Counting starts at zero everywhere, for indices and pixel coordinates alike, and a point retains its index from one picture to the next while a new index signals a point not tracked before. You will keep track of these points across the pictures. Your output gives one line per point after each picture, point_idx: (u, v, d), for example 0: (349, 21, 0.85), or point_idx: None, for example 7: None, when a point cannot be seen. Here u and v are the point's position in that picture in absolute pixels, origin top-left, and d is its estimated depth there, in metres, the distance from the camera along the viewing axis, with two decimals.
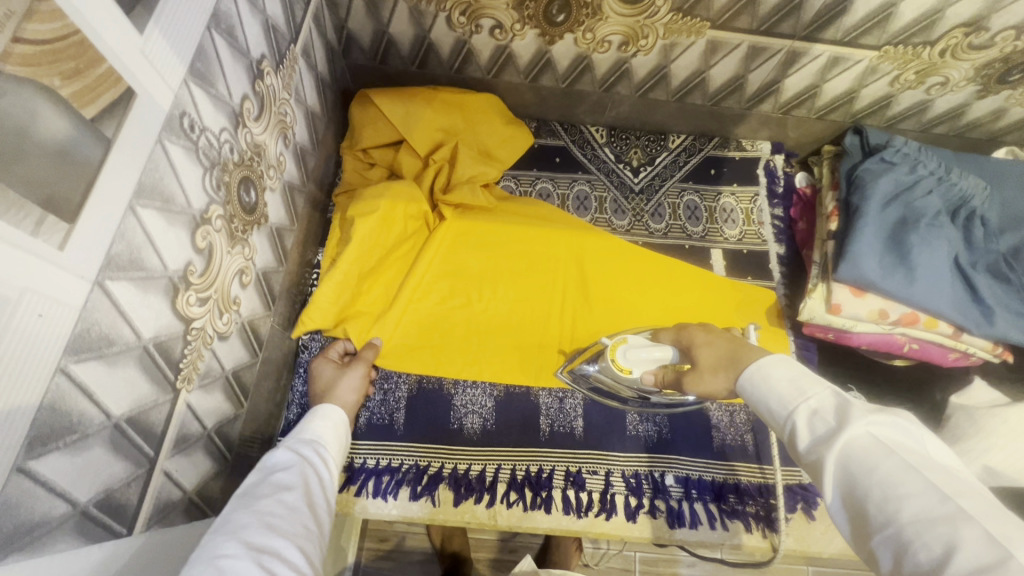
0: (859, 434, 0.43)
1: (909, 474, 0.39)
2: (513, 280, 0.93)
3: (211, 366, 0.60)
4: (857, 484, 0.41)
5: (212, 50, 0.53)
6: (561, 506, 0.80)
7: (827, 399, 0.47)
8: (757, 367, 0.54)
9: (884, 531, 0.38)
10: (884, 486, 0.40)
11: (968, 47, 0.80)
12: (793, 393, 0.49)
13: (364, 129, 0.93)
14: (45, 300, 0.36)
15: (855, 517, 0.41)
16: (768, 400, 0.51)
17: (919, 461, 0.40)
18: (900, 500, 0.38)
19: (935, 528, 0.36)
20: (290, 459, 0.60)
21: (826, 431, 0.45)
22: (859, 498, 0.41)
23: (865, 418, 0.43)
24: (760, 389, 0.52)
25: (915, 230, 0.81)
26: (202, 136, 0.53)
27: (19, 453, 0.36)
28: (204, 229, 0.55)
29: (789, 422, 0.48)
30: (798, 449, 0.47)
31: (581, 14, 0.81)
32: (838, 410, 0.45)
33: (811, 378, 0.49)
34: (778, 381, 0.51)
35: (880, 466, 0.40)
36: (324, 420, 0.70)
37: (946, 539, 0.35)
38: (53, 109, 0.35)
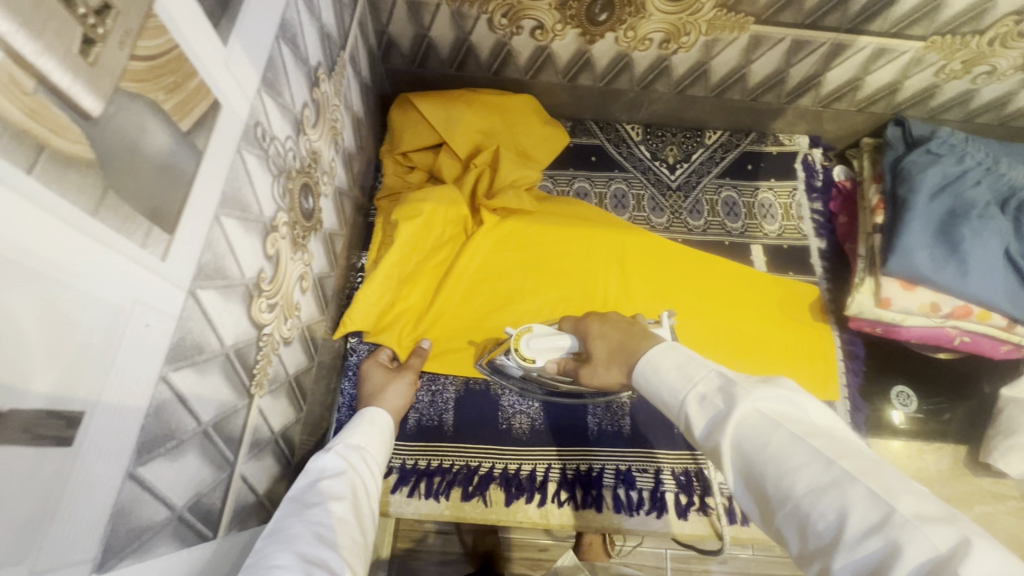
0: (748, 412, 0.43)
1: (796, 444, 0.40)
2: (554, 279, 0.93)
3: (278, 371, 0.61)
4: (754, 465, 0.41)
5: (280, 60, 0.54)
6: (612, 504, 0.80)
7: (712, 381, 0.47)
8: (647, 359, 0.54)
9: (783, 507, 0.39)
10: (776, 462, 0.40)
11: (1018, 35, 0.79)
12: (681, 380, 0.49)
13: (405, 133, 0.94)
14: (151, 310, 0.37)
15: (758, 497, 0.42)
16: (660, 391, 0.51)
17: (802, 430, 0.41)
18: (793, 474, 0.39)
19: (827, 496, 0.37)
20: (339, 463, 0.61)
21: (715, 415, 0.45)
22: (757, 478, 0.41)
23: (751, 395, 0.44)
24: (652, 381, 0.52)
25: (966, 221, 0.80)
26: (272, 145, 0.54)
27: (130, 459, 0.37)
28: (273, 237, 0.56)
29: (683, 414, 0.48)
30: (696, 437, 0.47)
31: (624, 13, 0.81)
32: (723, 392, 0.46)
33: (697, 364, 0.50)
34: (667, 369, 0.51)
35: (769, 442, 0.41)
36: (363, 424, 0.70)
37: (837, 505, 0.36)
38: (158, 124, 0.36)
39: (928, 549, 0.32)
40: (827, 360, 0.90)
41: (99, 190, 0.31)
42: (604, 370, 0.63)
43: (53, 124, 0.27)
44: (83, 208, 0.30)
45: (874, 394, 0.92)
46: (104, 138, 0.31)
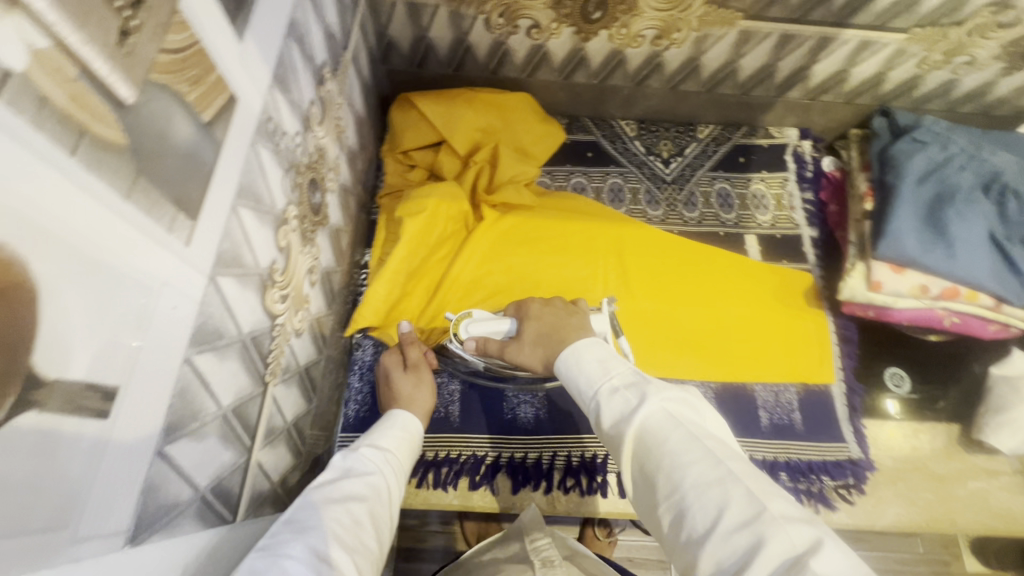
0: (655, 411, 0.47)
1: (693, 443, 0.43)
2: (553, 275, 0.94)
3: (290, 361, 0.63)
4: (650, 457, 0.45)
5: (290, 58, 0.56)
6: (617, 490, 0.82)
7: (627, 377, 0.51)
8: (573, 349, 0.57)
9: (668, 498, 0.42)
10: (672, 458, 0.43)
11: (995, 25, 0.82)
12: (599, 372, 0.52)
13: (405, 132, 0.96)
14: (178, 293, 0.39)
15: (645, 488, 0.45)
16: (578, 380, 0.54)
17: (699, 433, 0.45)
18: (684, 468, 0.42)
19: (711, 491, 0.40)
20: (368, 465, 0.58)
21: (626, 408, 0.48)
22: (651, 470, 0.44)
23: (660, 394, 0.47)
24: (572, 370, 0.55)
25: (952, 205, 0.83)
26: (283, 139, 0.56)
27: (159, 437, 0.38)
28: (285, 229, 0.57)
29: (595, 403, 0.51)
30: (602, 426, 0.50)
31: (617, 10, 0.84)
32: (636, 388, 0.49)
33: (613, 361, 0.53)
34: (587, 360, 0.54)
35: (669, 439, 0.44)
36: (393, 428, 0.67)
37: (718, 501, 0.40)
38: (183, 115, 0.37)
39: (787, 545, 0.36)
40: (822, 345, 0.93)
41: (132, 174, 0.33)
42: (530, 351, 0.68)
43: (93, 110, 0.29)
44: (118, 191, 0.32)
45: (868, 377, 0.94)
46: (135, 126, 0.33)
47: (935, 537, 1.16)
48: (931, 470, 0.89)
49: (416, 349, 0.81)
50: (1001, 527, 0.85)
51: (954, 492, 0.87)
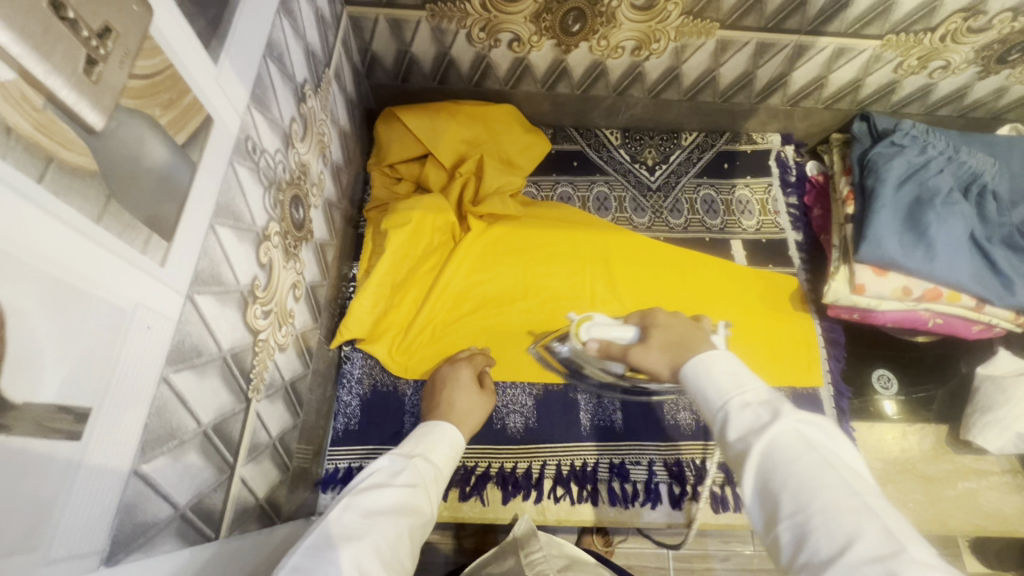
0: (786, 430, 0.42)
1: (829, 469, 0.39)
2: (540, 285, 0.95)
3: (274, 376, 0.63)
4: (776, 474, 0.41)
5: (268, 77, 0.57)
6: (607, 498, 0.82)
7: (760, 394, 0.46)
8: (702, 356, 0.52)
9: (793, 520, 0.39)
10: (800, 480, 0.39)
11: (968, 30, 0.84)
12: (731, 384, 0.47)
13: (391, 146, 0.97)
14: (152, 313, 0.39)
15: (765, 504, 0.41)
16: (705, 389, 0.49)
17: (836, 460, 0.40)
18: (816, 491, 0.38)
19: (842, 518, 0.37)
20: (415, 476, 0.56)
21: (757, 422, 0.44)
22: (774, 489, 0.40)
23: (795, 414, 0.43)
24: (700, 378, 0.50)
25: (932, 208, 0.84)
26: (262, 157, 0.56)
27: (135, 455, 0.39)
28: (266, 245, 0.58)
29: (721, 412, 0.46)
30: (725, 437, 0.45)
31: (596, 23, 0.85)
32: (769, 404, 0.45)
33: (749, 374, 0.48)
34: (720, 367, 0.49)
35: (801, 459, 0.40)
36: (442, 439, 0.63)
37: (849, 530, 0.36)
38: (156, 139, 0.38)
39: None
40: (809, 347, 0.93)
41: (103, 198, 0.33)
42: (657, 355, 0.61)
43: (61, 137, 0.30)
44: (88, 215, 0.32)
45: (855, 379, 0.95)
46: (105, 150, 0.33)
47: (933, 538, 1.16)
48: (920, 471, 0.89)
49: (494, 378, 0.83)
50: (990, 526, 0.85)
51: (943, 493, 0.87)
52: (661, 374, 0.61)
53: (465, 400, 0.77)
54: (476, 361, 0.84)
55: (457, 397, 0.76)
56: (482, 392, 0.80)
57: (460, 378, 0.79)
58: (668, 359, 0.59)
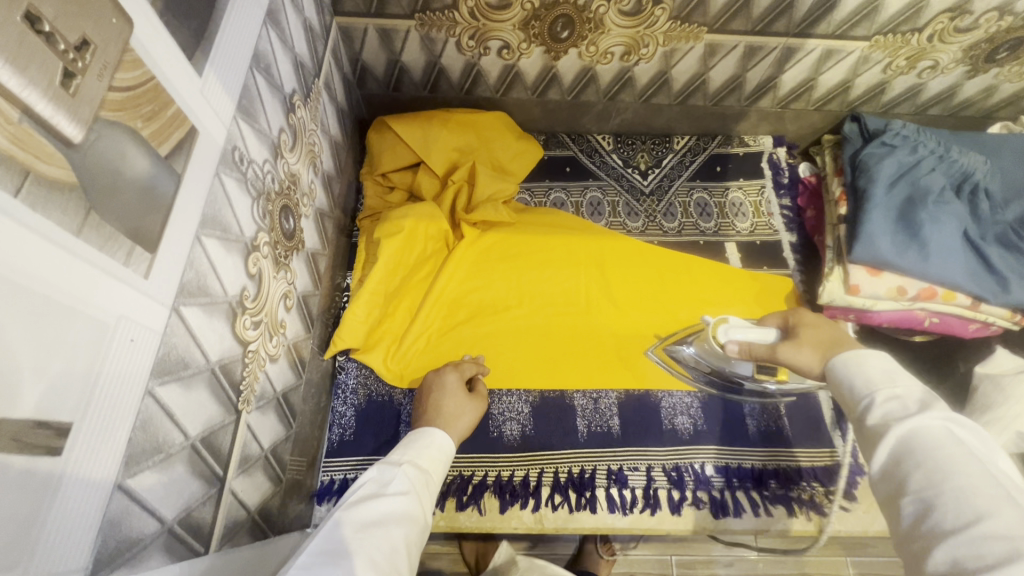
0: (933, 425, 0.40)
1: (975, 461, 0.38)
2: (535, 291, 0.95)
3: (266, 388, 0.63)
4: (911, 455, 0.40)
5: (255, 88, 0.57)
6: (606, 505, 0.82)
7: (916, 391, 0.43)
8: (855, 352, 0.50)
9: (919, 496, 0.38)
10: (937, 466, 0.38)
11: (954, 30, 0.84)
12: (881, 377, 0.45)
13: (383, 155, 0.97)
14: (135, 325, 0.39)
15: (890, 484, 0.41)
16: (852, 380, 0.48)
17: (985, 455, 0.38)
18: (950, 473, 0.37)
19: (976, 502, 0.35)
20: (405, 484, 0.56)
21: (901, 412, 0.42)
22: (905, 470, 0.40)
23: (945, 411, 0.41)
24: (847, 368, 0.49)
25: (924, 207, 0.84)
26: (250, 168, 0.56)
27: (119, 470, 0.38)
28: (255, 255, 0.58)
29: (865, 398, 0.45)
30: (864, 421, 0.44)
31: (584, 29, 0.85)
32: (922, 401, 0.42)
33: (907, 375, 0.46)
34: (872, 363, 0.47)
35: (943, 447, 0.39)
36: (429, 446, 0.64)
37: (983, 514, 0.35)
38: (139, 150, 0.38)
39: None
40: None
41: (82, 211, 0.33)
42: (809, 352, 0.57)
43: (38, 150, 0.30)
44: (68, 228, 0.32)
45: None
46: (86, 162, 0.33)
47: None
48: None
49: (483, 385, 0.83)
50: None
51: None
52: (811, 375, 0.56)
53: (454, 404, 0.76)
54: (465, 365, 0.84)
55: (446, 401, 0.76)
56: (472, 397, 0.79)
57: (448, 382, 0.79)
58: (823, 355, 0.55)
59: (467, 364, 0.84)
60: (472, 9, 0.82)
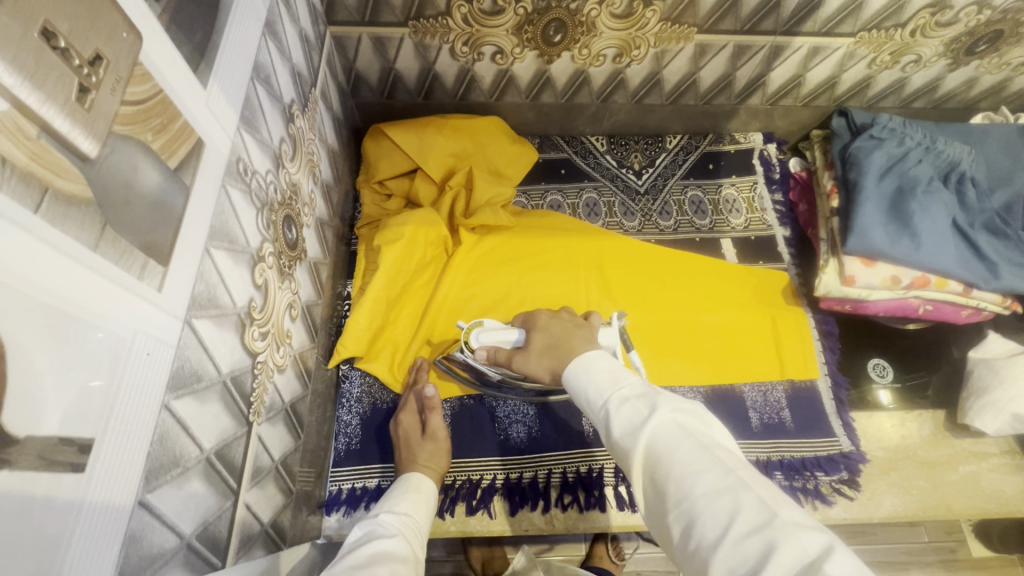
0: (664, 422, 0.45)
1: (705, 451, 0.42)
2: (535, 293, 0.95)
3: (274, 398, 0.62)
4: (661, 467, 0.43)
5: (256, 99, 0.57)
6: (615, 503, 0.82)
7: (637, 387, 0.50)
8: (580, 361, 0.57)
9: (678, 509, 0.40)
10: (681, 467, 0.42)
11: (936, 25, 0.86)
12: (608, 383, 0.52)
13: (380, 162, 0.97)
14: (151, 339, 0.38)
15: (657, 498, 0.43)
16: (587, 390, 0.54)
17: (708, 441, 0.43)
18: (694, 476, 0.40)
19: (721, 498, 0.38)
20: (389, 527, 0.59)
21: (636, 416, 0.47)
22: (661, 479, 0.42)
23: (670, 405, 0.46)
24: (580, 379, 0.55)
25: (914, 198, 0.86)
26: (253, 178, 0.56)
27: (139, 486, 0.38)
28: (261, 266, 0.58)
29: (603, 412, 0.50)
30: (611, 435, 0.48)
31: (576, 33, 0.86)
32: (645, 398, 0.48)
33: (622, 370, 0.53)
34: (599, 374, 0.54)
35: (680, 447, 0.43)
36: (408, 490, 0.69)
37: (728, 508, 0.38)
38: (149, 164, 0.38)
39: (800, 552, 0.34)
40: (805, 341, 0.94)
41: (98, 225, 0.33)
42: (537, 360, 0.67)
43: (55, 165, 0.30)
44: (85, 243, 0.32)
45: (851, 369, 0.96)
46: (100, 177, 0.33)
47: (939, 525, 1.23)
48: (922, 458, 0.89)
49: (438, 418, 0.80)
50: (995, 508, 0.86)
51: (946, 478, 0.88)
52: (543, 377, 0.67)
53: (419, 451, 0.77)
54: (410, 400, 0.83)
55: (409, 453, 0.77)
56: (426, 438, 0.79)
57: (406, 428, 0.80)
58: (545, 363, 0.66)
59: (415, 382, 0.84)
60: (465, 15, 0.82)
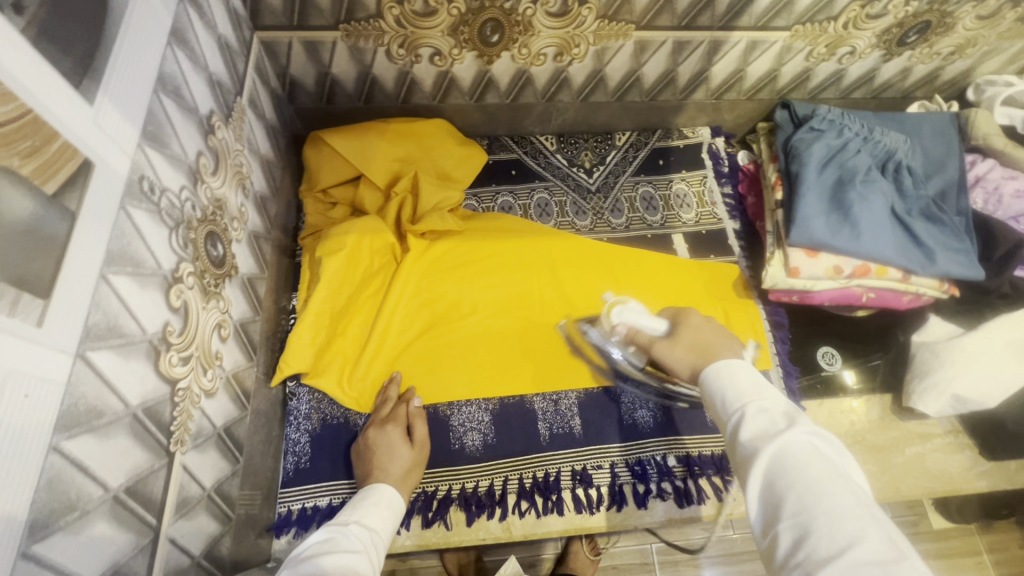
0: (799, 439, 0.47)
1: (837, 478, 0.44)
2: (488, 298, 0.94)
3: (202, 425, 0.59)
4: (785, 478, 0.45)
5: (162, 112, 0.54)
6: (572, 505, 0.83)
7: (779, 403, 0.50)
8: (724, 364, 0.56)
9: (794, 519, 0.43)
10: (809, 484, 0.43)
11: (866, 17, 0.88)
12: (751, 389, 0.52)
13: (321, 170, 0.94)
14: (30, 379, 0.36)
15: (768, 506, 0.45)
16: (724, 392, 0.53)
17: (840, 471, 0.44)
18: (822, 496, 0.42)
19: (847, 523, 0.40)
20: (355, 543, 0.59)
21: (772, 427, 0.48)
22: (782, 491, 0.44)
23: (808, 426, 0.47)
24: (721, 380, 0.54)
25: (853, 188, 0.87)
26: (163, 197, 0.53)
27: (23, 537, 0.35)
28: (177, 288, 0.55)
29: (737, 413, 0.50)
30: (737, 435, 0.50)
31: (514, 32, 0.85)
32: (786, 414, 0.49)
33: (772, 388, 0.52)
34: (740, 377, 0.53)
35: (813, 466, 0.44)
36: (378, 504, 0.68)
37: (852, 535, 0.40)
38: (16, 191, 0.36)
39: None
40: (758, 333, 0.95)
41: None
42: (685, 353, 0.61)
43: None
44: None
45: (802, 358, 0.98)
46: None
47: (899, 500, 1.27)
48: (871, 442, 0.92)
49: (424, 428, 0.81)
50: (939, 486, 0.89)
51: (893, 460, 0.91)
52: (682, 374, 0.61)
53: (393, 458, 0.76)
54: (399, 413, 0.81)
55: (388, 467, 0.75)
56: (412, 448, 0.78)
57: (391, 440, 0.77)
58: (696, 360, 0.60)
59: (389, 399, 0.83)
60: (397, 17, 0.80)
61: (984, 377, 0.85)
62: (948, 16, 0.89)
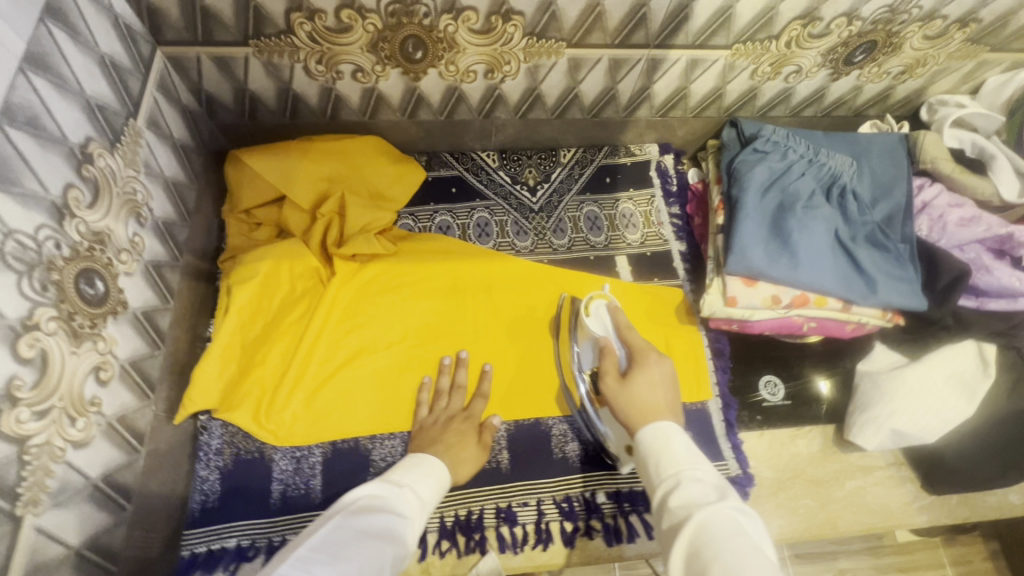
0: (723, 512, 0.49)
1: (754, 553, 0.46)
2: (419, 323, 0.90)
3: (67, 480, 0.56)
4: (709, 546, 0.47)
5: (9, 147, 0.50)
6: (496, 544, 0.79)
7: (711, 477, 0.54)
8: (664, 428, 0.60)
9: None
10: (730, 553, 0.45)
11: (809, 36, 0.84)
12: (688, 459, 0.56)
13: (241, 190, 0.90)
14: None
15: (694, 575, 0.46)
16: (660, 458, 0.57)
17: (760, 551, 0.46)
18: (742, 568, 0.44)
19: None
20: (405, 507, 0.61)
21: (702, 499, 0.51)
22: (705, 558, 0.46)
23: (733, 503, 0.50)
24: (660, 445, 0.58)
25: (793, 215, 0.84)
26: (9, 240, 0.49)
27: None
28: (32, 336, 0.51)
29: (671, 480, 0.55)
30: (667, 502, 0.53)
31: (438, 49, 0.80)
32: (716, 489, 0.52)
33: (708, 462, 0.57)
34: (676, 447, 0.58)
35: (732, 539, 0.47)
36: (427, 473, 0.68)
37: None
38: None
39: None
40: (698, 359, 0.93)
41: None
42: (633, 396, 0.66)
43: None
44: None
45: (744, 388, 0.94)
46: None
47: None
48: (811, 475, 0.89)
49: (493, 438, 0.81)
50: (878, 522, 0.87)
51: (833, 494, 0.88)
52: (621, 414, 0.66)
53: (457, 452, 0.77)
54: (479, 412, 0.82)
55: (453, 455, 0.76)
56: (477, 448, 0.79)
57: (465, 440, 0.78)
58: (638, 409, 0.64)
59: (443, 402, 0.84)
60: (310, 33, 0.76)
61: (925, 410, 0.82)
62: (894, 36, 0.85)
